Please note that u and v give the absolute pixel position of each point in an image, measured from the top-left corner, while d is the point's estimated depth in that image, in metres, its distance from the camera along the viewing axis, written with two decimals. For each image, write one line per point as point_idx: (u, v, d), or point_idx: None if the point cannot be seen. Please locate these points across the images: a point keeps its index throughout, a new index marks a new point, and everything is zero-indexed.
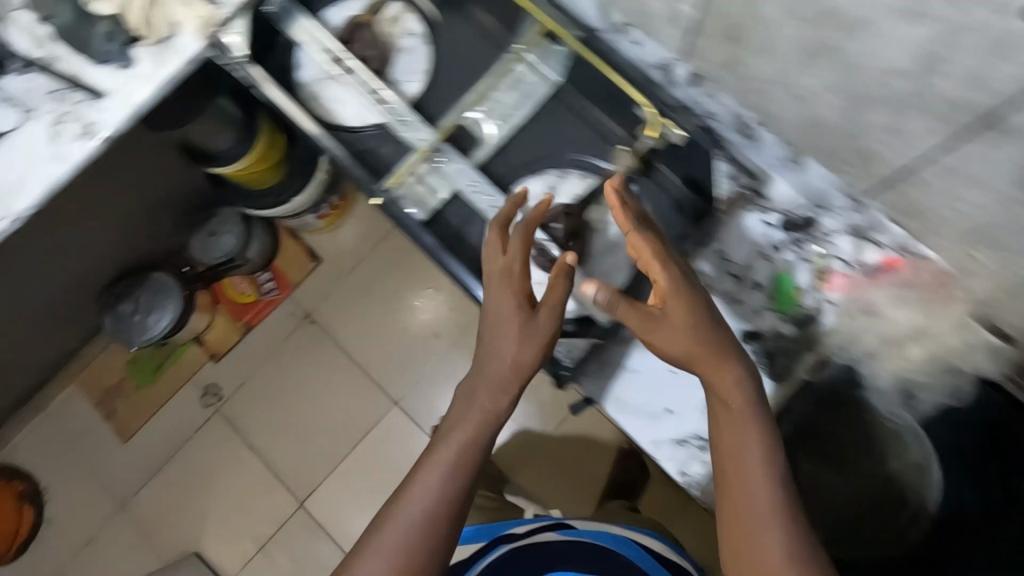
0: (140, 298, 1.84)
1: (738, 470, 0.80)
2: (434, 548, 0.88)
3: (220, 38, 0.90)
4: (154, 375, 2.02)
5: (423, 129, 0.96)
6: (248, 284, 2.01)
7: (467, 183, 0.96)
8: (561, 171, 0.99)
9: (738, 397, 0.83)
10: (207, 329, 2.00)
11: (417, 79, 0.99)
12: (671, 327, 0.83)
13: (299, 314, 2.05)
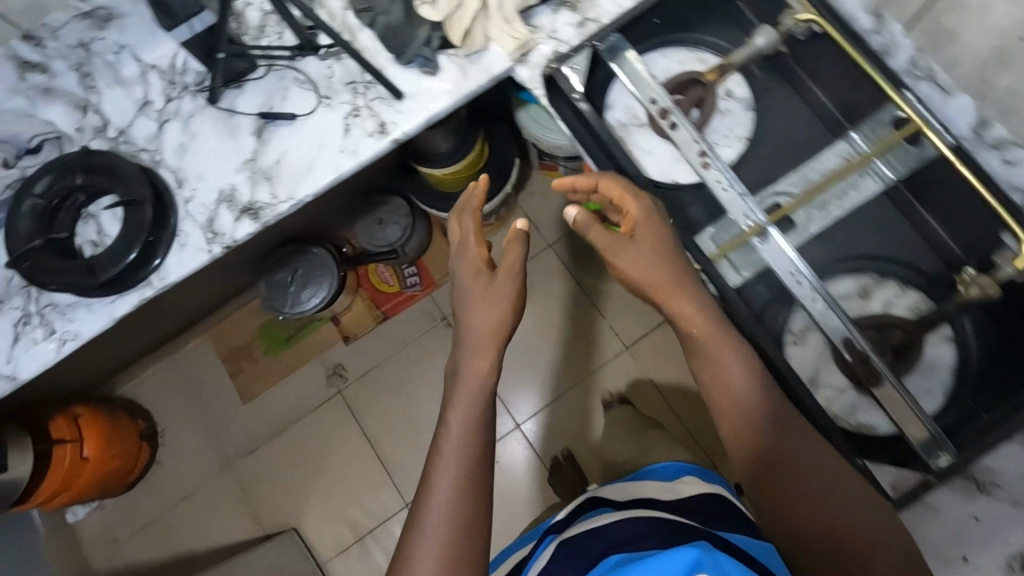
0: (298, 269, 1.81)
1: (736, 433, 0.83)
2: (473, 527, 0.88)
3: (561, 71, 0.95)
4: (284, 344, 2.02)
5: (753, 208, 0.87)
6: (391, 274, 1.99)
7: (786, 272, 0.86)
8: (881, 274, 0.96)
9: (692, 309, 0.84)
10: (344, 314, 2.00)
11: (733, 143, 0.94)
12: (634, 249, 0.84)
13: (436, 314, 2.02)
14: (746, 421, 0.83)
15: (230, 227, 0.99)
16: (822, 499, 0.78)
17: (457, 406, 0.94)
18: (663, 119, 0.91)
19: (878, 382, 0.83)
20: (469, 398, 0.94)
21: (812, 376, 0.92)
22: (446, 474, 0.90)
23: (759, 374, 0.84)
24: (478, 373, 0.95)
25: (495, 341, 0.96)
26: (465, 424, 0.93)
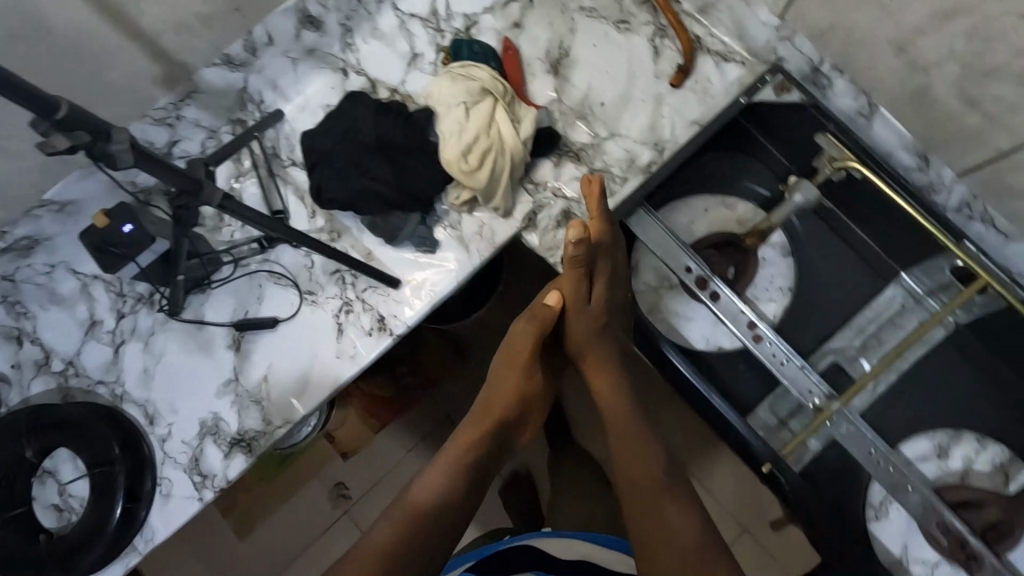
0: None
1: (660, 500, 0.66)
2: (440, 537, 0.64)
3: None
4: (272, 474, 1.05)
5: (810, 376, 0.79)
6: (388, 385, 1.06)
7: (864, 451, 0.77)
8: (955, 430, 0.81)
9: (616, 399, 0.72)
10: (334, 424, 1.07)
11: (774, 297, 0.85)
12: (614, 388, 0.72)
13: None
14: (665, 527, 0.64)
15: (220, 466, 0.85)
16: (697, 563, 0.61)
17: (446, 455, 0.69)
18: (701, 288, 0.81)
19: (979, 563, 0.74)
20: (467, 443, 0.70)
21: (901, 555, 0.79)
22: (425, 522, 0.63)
23: (680, 492, 0.67)
24: (464, 445, 0.70)
25: (512, 394, 0.72)
26: (426, 496, 0.66)
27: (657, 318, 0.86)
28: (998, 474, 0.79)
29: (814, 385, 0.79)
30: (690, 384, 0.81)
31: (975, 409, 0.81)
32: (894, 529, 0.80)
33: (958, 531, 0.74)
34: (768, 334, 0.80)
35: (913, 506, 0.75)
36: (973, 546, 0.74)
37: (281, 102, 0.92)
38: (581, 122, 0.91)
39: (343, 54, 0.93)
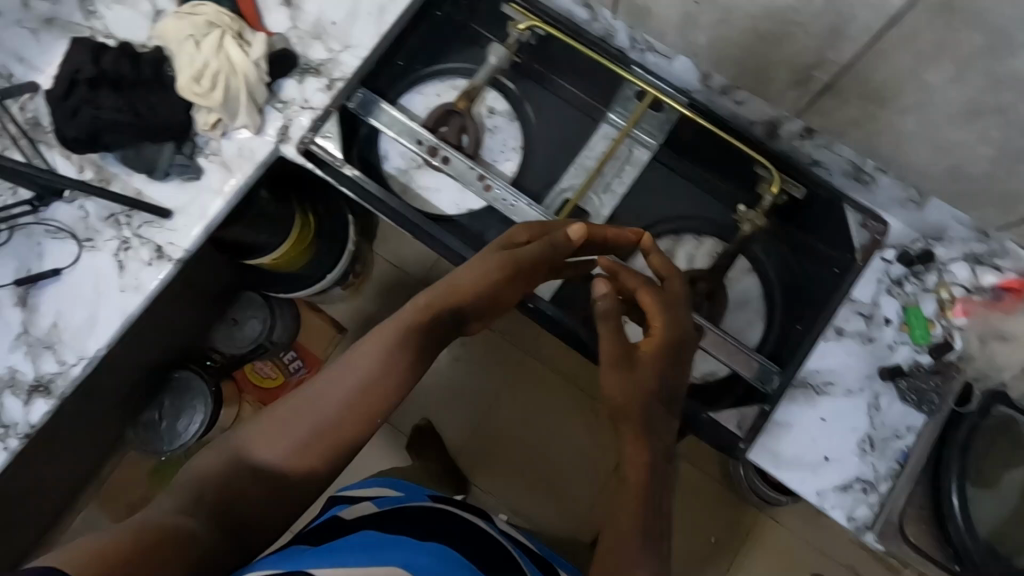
0: (168, 405, 1.52)
1: (619, 545, 0.62)
2: (296, 495, 0.60)
3: (309, 148, 0.90)
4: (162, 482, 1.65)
5: (537, 210, 0.89)
6: (271, 367, 1.64)
7: (590, 261, 0.87)
8: (674, 235, 0.94)
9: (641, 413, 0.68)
10: (236, 422, 1.63)
11: (510, 157, 0.96)
12: (650, 402, 0.68)
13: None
14: (633, 519, 0.63)
15: (21, 414, 0.88)
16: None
17: (327, 400, 0.63)
18: (434, 156, 0.91)
19: (702, 334, 0.85)
20: (365, 367, 0.64)
21: None
22: (270, 486, 0.59)
23: (660, 485, 0.67)
24: (365, 391, 0.64)
25: (425, 328, 0.68)
26: (313, 415, 0.62)
27: (411, 196, 0.96)
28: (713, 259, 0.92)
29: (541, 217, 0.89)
30: (434, 245, 0.89)
31: (686, 211, 0.94)
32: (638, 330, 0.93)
33: None
34: (496, 184, 0.90)
35: None
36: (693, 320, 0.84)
37: (32, 73, 0.99)
38: (315, 41, 1.00)
39: (87, 21, 1.00)
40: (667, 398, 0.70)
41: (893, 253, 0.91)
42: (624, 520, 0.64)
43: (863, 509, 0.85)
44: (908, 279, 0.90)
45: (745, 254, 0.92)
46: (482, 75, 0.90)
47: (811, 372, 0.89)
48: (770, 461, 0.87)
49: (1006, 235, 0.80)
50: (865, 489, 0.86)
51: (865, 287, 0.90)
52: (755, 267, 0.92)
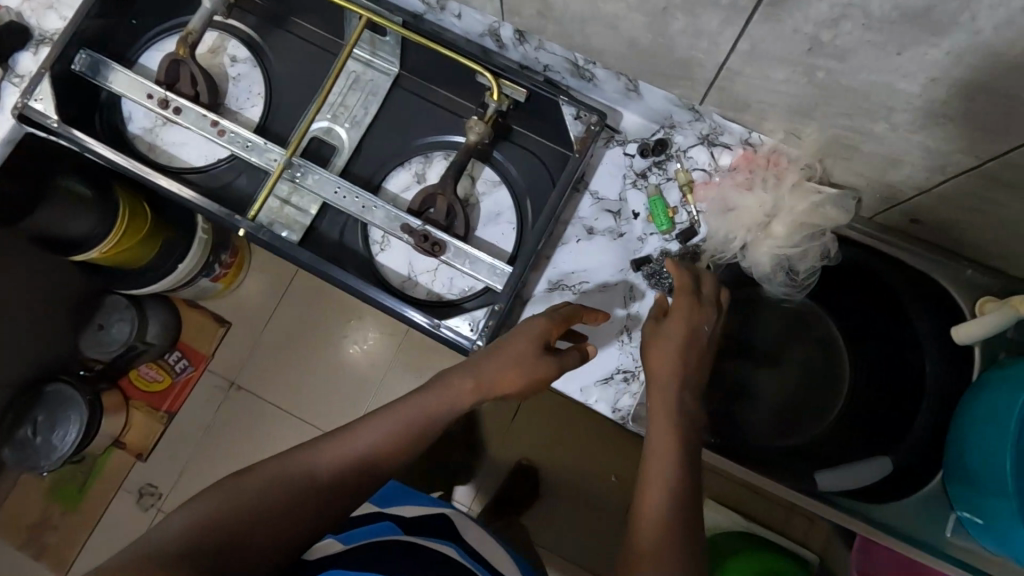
0: (41, 417, 1.63)
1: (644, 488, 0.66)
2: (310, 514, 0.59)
3: (26, 110, 0.87)
4: (76, 499, 1.76)
5: (273, 148, 0.89)
6: (157, 371, 1.79)
7: (330, 191, 0.87)
8: (425, 155, 0.93)
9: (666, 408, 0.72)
10: (128, 428, 1.78)
11: (256, 102, 0.95)
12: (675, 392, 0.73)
13: (221, 384, 1.82)
14: (658, 474, 0.66)
15: None
16: (665, 526, 0.62)
17: (393, 420, 0.69)
18: (166, 108, 0.90)
19: (445, 248, 0.85)
20: (374, 435, 0.67)
21: (408, 273, 0.91)
22: (339, 473, 0.64)
23: (688, 445, 0.69)
24: (385, 440, 0.67)
25: (455, 403, 0.71)
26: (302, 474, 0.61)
27: (157, 154, 0.95)
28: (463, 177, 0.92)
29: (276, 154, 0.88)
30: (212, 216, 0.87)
31: (432, 133, 0.94)
32: (397, 254, 0.91)
33: (416, 227, 0.85)
34: (230, 128, 0.89)
35: (377, 219, 0.86)
36: (434, 236, 0.85)
37: None
38: (49, 12, 0.98)
39: None
40: (690, 395, 0.74)
41: (635, 146, 0.91)
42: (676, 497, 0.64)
43: (626, 399, 0.87)
44: (652, 170, 0.91)
45: (490, 169, 0.92)
46: (198, 20, 0.89)
47: (566, 274, 0.90)
48: None
49: (710, 108, 0.81)
50: (626, 380, 0.87)
51: (611, 184, 0.91)
52: (503, 180, 0.92)
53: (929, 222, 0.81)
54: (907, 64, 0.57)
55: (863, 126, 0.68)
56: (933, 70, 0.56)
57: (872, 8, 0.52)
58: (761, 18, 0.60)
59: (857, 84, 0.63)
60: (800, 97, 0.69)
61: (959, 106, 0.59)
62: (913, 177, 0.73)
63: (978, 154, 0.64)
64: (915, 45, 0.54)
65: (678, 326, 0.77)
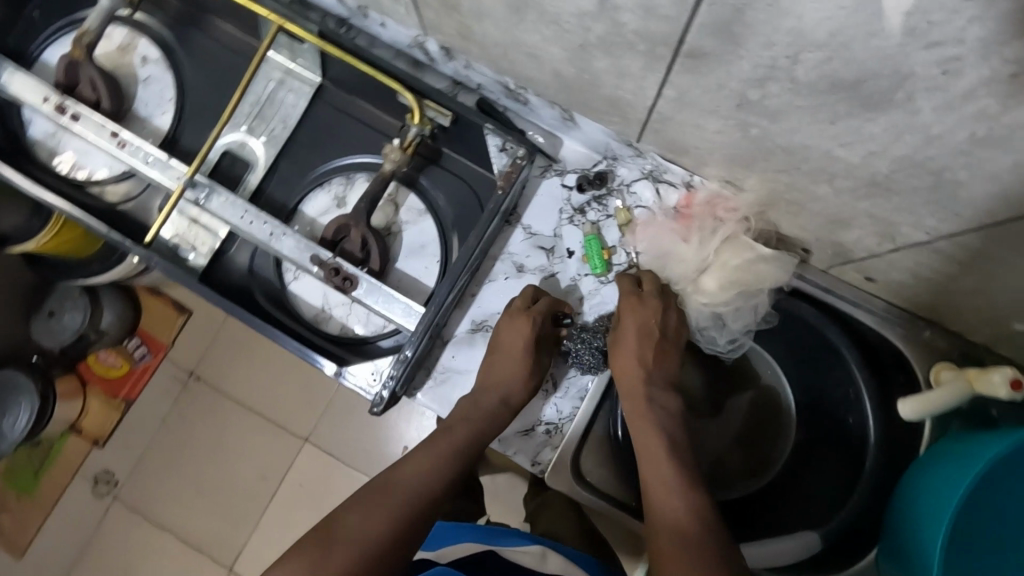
0: None
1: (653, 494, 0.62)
2: None
3: None
4: (33, 484, 1.35)
5: (177, 165, 0.81)
6: (115, 356, 1.37)
7: (237, 216, 0.78)
8: (347, 176, 0.86)
9: (648, 415, 0.68)
10: (82, 415, 1.37)
11: (167, 109, 0.88)
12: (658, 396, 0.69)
13: (179, 376, 1.40)
14: (659, 484, 0.62)
15: None
16: (679, 536, 0.56)
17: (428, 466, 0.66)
18: (64, 114, 0.81)
19: (357, 284, 0.77)
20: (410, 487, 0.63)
21: (322, 306, 0.86)
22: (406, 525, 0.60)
23: (681, 452, 0.65)
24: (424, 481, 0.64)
25: (477, 434, 0.72)
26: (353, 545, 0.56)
27: (59, 161, 0.89)
28: (385, 204, 0.85)
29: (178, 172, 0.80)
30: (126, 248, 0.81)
31: (354, 152, 0.87)
32: (310, 286, 0.86)
33: (326, 259, 0.76)
34: (130, 139, 0.81)
35: (287, 249, 0.77)
36: (345, 270, 0.76)
37: None
38: None
39: None
40: (671, 394, 0.70)
41: (573, 177, 0.84)
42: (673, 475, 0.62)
43: (546, 452, 0.82)
44: (591, 206, 0.83)
45: (415, 196, 0.85)
46: (96, 20, 0.80)
47: (491, 314, 0.84)
48: (442, 408, 0.83)
49: (649, 147, 0.74)
50: (548, 433, 0.82)
51: (544, 218, 0.84)
52: (428, 210, 0.85)
53: (885, 283, 0.74)
54: (838, 135, 0.49)
55: (804, 185, 0.61)
56: (871, 143, 0.48)
57: (799, 75, 0.45)
58: (683, 69, 0.52)
59: (793, 145, 0.55)
60: (736, 149, 0.62)
61: (904, 182, 0.51)
62: (864, 241, 0.66)
63: (928, 231, 0.57)
64: (847, 117, 0.46)
65: (631, 329, 0.72)
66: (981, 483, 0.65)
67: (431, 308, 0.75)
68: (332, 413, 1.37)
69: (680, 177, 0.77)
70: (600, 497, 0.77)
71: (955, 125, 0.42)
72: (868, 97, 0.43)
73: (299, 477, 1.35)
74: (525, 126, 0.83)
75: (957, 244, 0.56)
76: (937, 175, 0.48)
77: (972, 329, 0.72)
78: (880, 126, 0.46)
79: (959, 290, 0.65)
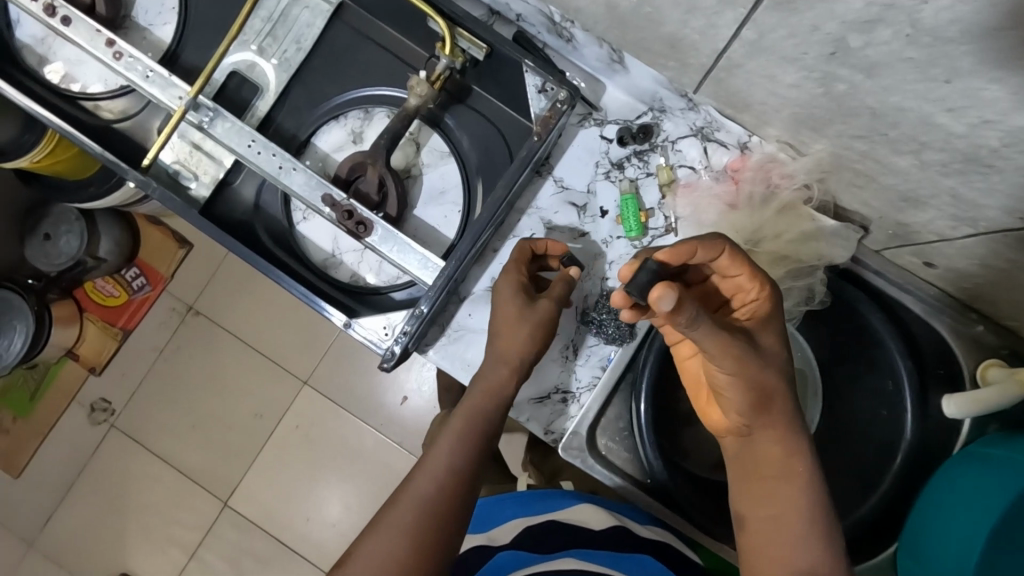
0: None
1: (778, 544, 0.53)
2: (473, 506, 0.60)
3: None
4: (29, 407, 1.33)
5: (178, 83, 0.73)
6: (113, 284, 1.33)
7: (243, 145, 0.71)
8: (365, 110, 0.79)
9: (774, 433, 0.57)
10: (79, 341, 1.33)
11: (169, 20, 0.79)
12: (785, 430, 0.57)
13: (177, 308, 1.36)
14: (772, 503, 0.55)
15: None
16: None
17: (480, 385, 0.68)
18: (53, 17, 0.72)
19: (372, 230, 0.71)
20: (444, 463, 0.61)
21: (332, 251, 0.80)
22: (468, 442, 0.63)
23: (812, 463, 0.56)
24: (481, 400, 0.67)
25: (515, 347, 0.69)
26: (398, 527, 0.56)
27: (48, 70, 0.81)
28: (405, 144, 0.78)
29: (180, 91, 0.72)
30: (122, 173, 0.74)
31: (371, 83, 0.78)
32: (320, 228, 0.80)
33: (340, 201, 0.70)
34: (125, 48, 0.72)
35: (297, 186, 0.70)
36: (359, 214, 0.70)
37: None
38: None
39: None
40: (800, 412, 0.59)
41: (613, 129, 0.76)
42: (794, 492, 0.55)
43: (561, 422, 0.78)
44: (630, 161, 0.76)
45: (439, 137, 0.78)
46: None
47: None
48: (455, 368, 0.78)
49: (704, 99, 0.66)
50: (566, 401, 0.77)
51: (577, 171, 0.77)
52: (453, 153, 0.78)
53: (945, 271, 0.68)
54: (946, 97, 0.42)
55: (884, 157, 0.54)
56: (988, 110, 0.41)
57: (922, 18, 0.37)
58: (771, 4, 0.44)
59: (885, 108, 0.47)
60: (811, 108, 0.54)
61: (1012, 160, 0.44)
62: (936, 225, 0.59)
63: (1019, 216, 0.50)
64: (969, 74, 0.39)
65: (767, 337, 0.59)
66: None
67: (451, 261, 0.70)
68: (334, 358, 1.33)
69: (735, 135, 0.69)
70: (614, 472, 0.74)
71: None
72: (1003, 51, 0.36)
73: (298, 420, 1.32)
74: (565, 66, 0.75)
75: None
76: None
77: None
78: (1005, 90, 0.39)
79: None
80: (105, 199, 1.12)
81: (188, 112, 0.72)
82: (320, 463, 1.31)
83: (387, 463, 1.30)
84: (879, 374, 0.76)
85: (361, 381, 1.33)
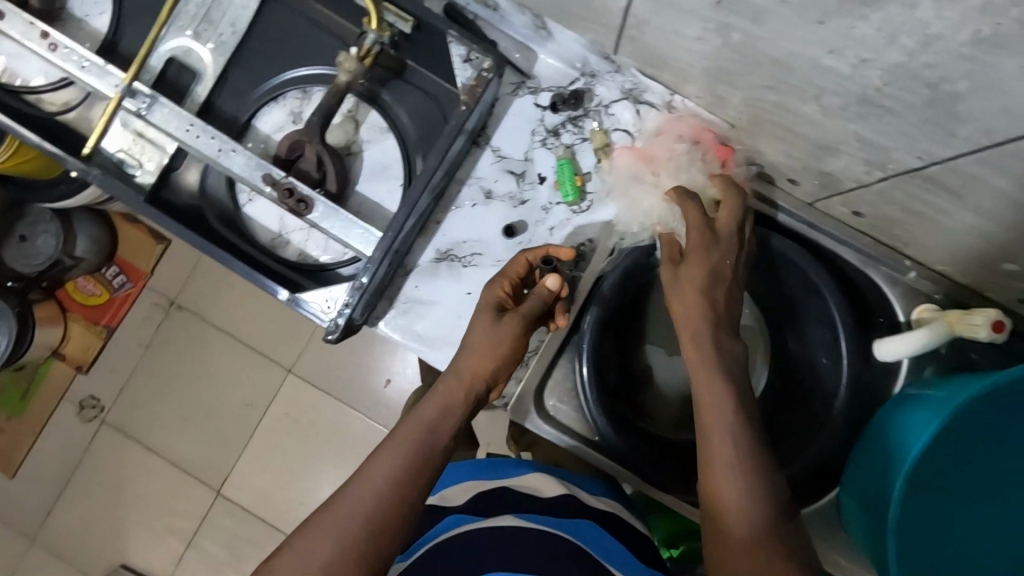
0: None
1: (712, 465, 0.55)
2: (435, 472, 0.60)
3: None
4: (22, 407, 1.36)
5: (114, 71, 0.74)
6: (94, 283, 1.35)
7: (183, 130, 0.73)
8: (303, 90, 0.80)
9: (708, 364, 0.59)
10: (65, 341, 1.36)
11: (105, 9, 0.80)
12: (713, 370, 0.59)
13: (159, 304, 1.37)
14: (710, 427, 0.57)
15: None
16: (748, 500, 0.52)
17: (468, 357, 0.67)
18: None
19: (313, 207, 0.72)
20: (412, 433, 0.61)
21: (278, 231, 0.82)
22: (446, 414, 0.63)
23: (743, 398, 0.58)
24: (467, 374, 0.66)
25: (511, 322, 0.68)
26: (361, 501, 0.56)
27: None
28: (343, 121, 0.79)
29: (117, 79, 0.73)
30: (64, 163, 0.75)
31: (306, 63, 0.79)
32: (266, 209, 0.82)
33: (279, 179, 0.71)
34: (59, 39, 0.73)
35: (236, 167, 0.72)
36: (299, 191, 0.71)
37: None
38: None
39: None
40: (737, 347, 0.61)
41: (547, 96, 0.77)
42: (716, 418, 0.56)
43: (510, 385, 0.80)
44: (565, 127, 0.77)
45: (377, 113, 0.79)
46: None
47: (456, 243, 0.79)
48: (405, 339, 0.80)
49: (626, 60, 0.67)
50: None
51: (513, 139, 0.78)
52: (392, 128, 0.79)
53: (872, 218, 0.69)
54: (823, 38, 0.43)
55: (793, 106, 0.55)
56: (863, 48, 0.42)
57: None
58: None
59: (779, 55, 0.49)
60: (718, 61, 0.55)
61: (897, 98, 0.45)
62: (853, 171, 0.60)
63: (919, 155, 0.51)
64: (836, 13, 0.40)
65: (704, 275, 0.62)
66: (954, 423, 0.62)
67: (389, 233, 0.71)
68: (309, 343, 1.36)
69: (660, 95, 0.71)
70: (562, 432, 0.76)
71: (955, 19, 0.36)
72: None
73: (284, 406, 1.35)
74: (495, 36, 0.75)
75: (950, 172, 0.51)
76: (929, 87, 0.42)
77: (957, 268, 0.69)
78: (871, 27, 0.40)
79: (947, 227, 0.61)
80: (76, 195, 1.14)
81: (127, 99, 0.73)
82: (303, 445, 1.34)
83: (368, 443, 1.33)
84: (819, 325, 0.78)
85: (339, 364, 1.35)
